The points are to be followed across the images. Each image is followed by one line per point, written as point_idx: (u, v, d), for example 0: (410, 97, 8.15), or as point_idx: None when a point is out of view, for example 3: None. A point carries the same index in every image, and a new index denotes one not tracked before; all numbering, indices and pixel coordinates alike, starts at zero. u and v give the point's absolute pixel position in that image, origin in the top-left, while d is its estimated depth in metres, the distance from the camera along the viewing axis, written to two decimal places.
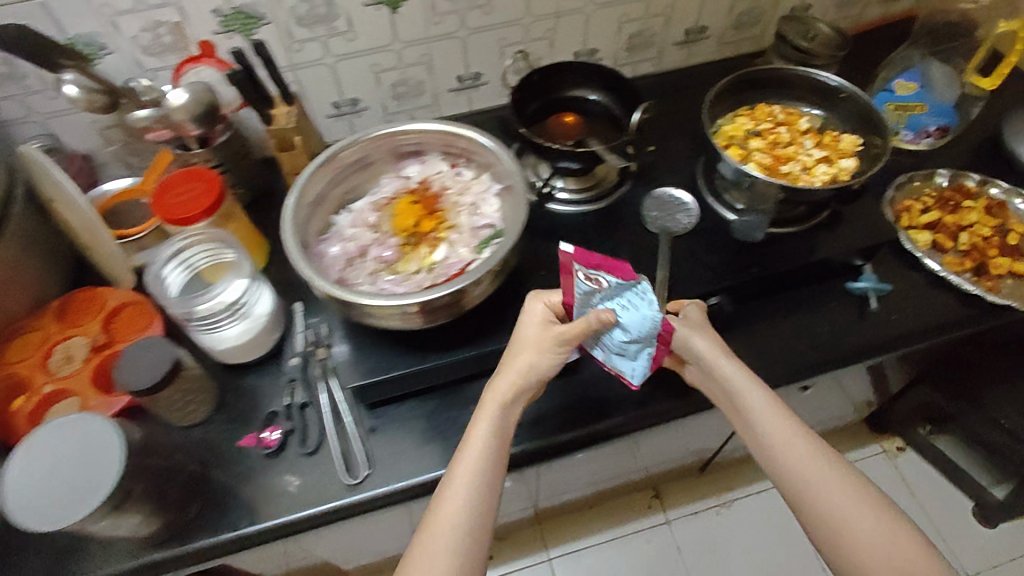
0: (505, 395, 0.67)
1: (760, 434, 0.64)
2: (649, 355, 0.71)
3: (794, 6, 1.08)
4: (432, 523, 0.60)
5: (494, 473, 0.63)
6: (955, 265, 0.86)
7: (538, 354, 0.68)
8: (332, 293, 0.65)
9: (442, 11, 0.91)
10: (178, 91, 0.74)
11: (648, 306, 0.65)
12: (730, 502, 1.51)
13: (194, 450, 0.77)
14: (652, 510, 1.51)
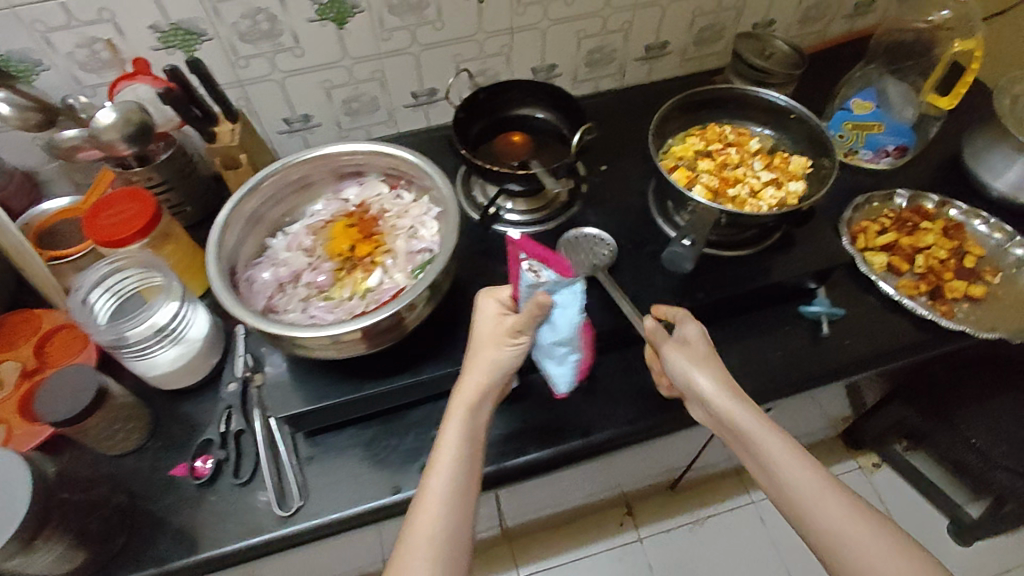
0: (469, 398, 0.65)
1: (768, 467, 0.59)
2: (574, 360, 0.72)
3: (757, 22, 1.07)
4: (408, 543, 0.56)
5: (469, 479, 0.61)
6: (910, 288, 0.85)
7: (497, 348, 0.66)
8: (255, 323, 0.63)
9: (391, 27, 0.89)
10: (107, 111, 0.72)
11: (576, 305, 0.65)
12: (705, 518, 1.45)
13: (124, 481, 0.75)
14: (624, 529, 1.43)
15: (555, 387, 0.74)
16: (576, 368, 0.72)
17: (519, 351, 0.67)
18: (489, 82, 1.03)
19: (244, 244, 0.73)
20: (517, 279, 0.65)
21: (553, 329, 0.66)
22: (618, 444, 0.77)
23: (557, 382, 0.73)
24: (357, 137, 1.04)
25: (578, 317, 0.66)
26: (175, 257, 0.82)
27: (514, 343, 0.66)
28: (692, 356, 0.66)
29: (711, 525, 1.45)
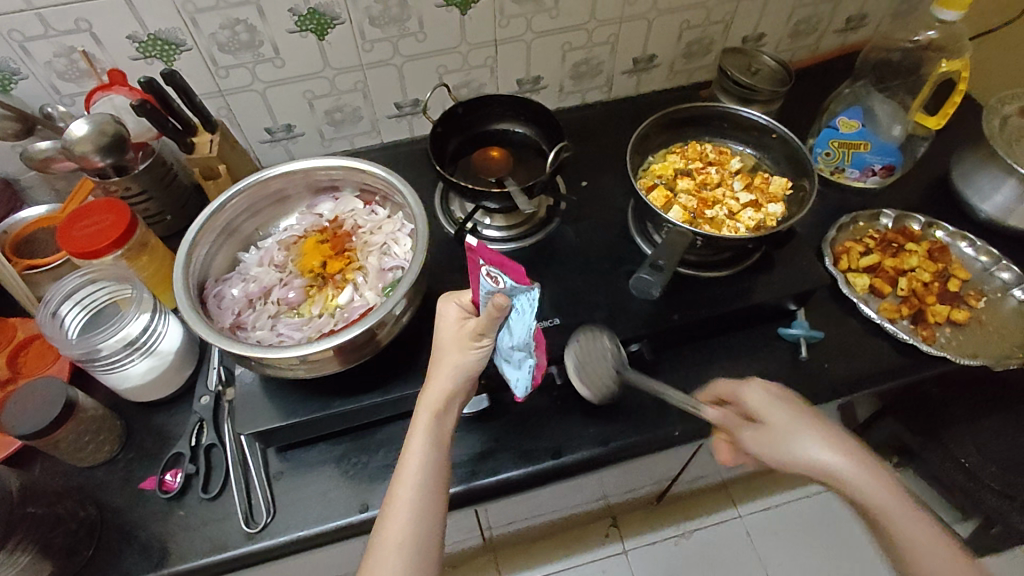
0: (436, 402, 0.62)
1: (916, 554, 0.52)
2: (532, 365, 0.66)
3: (746, 35, 1.06)
4: (377, 551, 0.56)
5: (437, 484, 0.59)
6: (892, 312, 0.84)
7: (460, 352, 0.62)
8: (218, 341, 0.62)
9: (373, 39, 0.89)
10: (80, 123, 0.72)
11: (530, 312, 0.59)
12: (691, 532, 1.40)
13: (93, 492, 0.74)
14: (609, 540, 1.38)
15: (513, 389, 0.69)
16: (533, 372, 0.67)
17: (484, 355, 0.63)
18: (473, 94, 1.02)
19: (215, 258, 0.73)
20: (478, 285, 0.61)
21: (512, 331, 0.61)
22: (592, 465, 0.76)
23: (514, 384, 0.68)
24: (340, 146, 1.04)
25: (532, 325, 0.60)
26: (151, 268, 0.82)
27: (478, 347, 0.62)
28: (800, 426, 0.59)
29: (697, 540, 1.39)
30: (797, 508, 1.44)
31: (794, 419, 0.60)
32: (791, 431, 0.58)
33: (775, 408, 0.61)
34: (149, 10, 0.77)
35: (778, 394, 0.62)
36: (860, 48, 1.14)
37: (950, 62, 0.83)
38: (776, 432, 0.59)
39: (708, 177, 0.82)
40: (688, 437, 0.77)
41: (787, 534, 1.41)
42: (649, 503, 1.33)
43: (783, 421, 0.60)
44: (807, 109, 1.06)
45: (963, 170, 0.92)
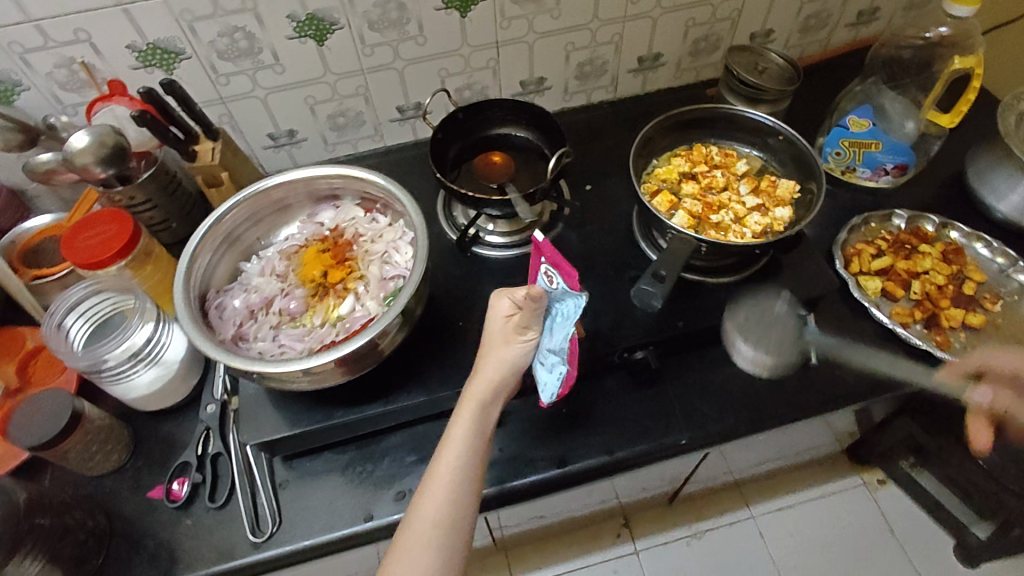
0: (481, 393, 0.63)
1: None
2: (562, 374, 0.66)
3: (754, 32, 1.03)
4: (413, 526, 0.57)
5: (473, 472, 0.60)
6: (904, 316, 0.82)
7: (507, 345, 0.65)
8: (219, 352, 0.61)
9: (373, 43, 0.88)
10: (81, 134, 0.72)
11: (571, 313, 0.60)
12: (703, 532, 1.37)
13: (101, 500, 0.74)
14: (621, 541, 1.37)
15: (541, 392, 0.69)
16: (561, 383, 0.66)
17: (528, 348, 0.65)
18: (476, 96, 1.01)
19: (217, 268, 0.73)
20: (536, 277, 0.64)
21: (555, 325, 0.63)
22: (598, 473, 0.75)
23: (543, 388, 0.68)
24: (344, 151, 1.03)
25: (569, 325, 0.60)
26: (158, 276, 0.81)
27: (524, 340, 0.64)
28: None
29: (708, 541, 1.37)
30: (808, 510, 1.39)
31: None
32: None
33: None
34: (148, 19, 0.77)
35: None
36: (873, 42, 1.11)
37: (963, 59, 0.80)
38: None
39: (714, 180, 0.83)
40: (696, 444, 0.76)
41: (799, 535, 1.37)
42: (662, 503, 1.31)
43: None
44: (818, 107, 1.03)
45: (979, 167, 0.90)
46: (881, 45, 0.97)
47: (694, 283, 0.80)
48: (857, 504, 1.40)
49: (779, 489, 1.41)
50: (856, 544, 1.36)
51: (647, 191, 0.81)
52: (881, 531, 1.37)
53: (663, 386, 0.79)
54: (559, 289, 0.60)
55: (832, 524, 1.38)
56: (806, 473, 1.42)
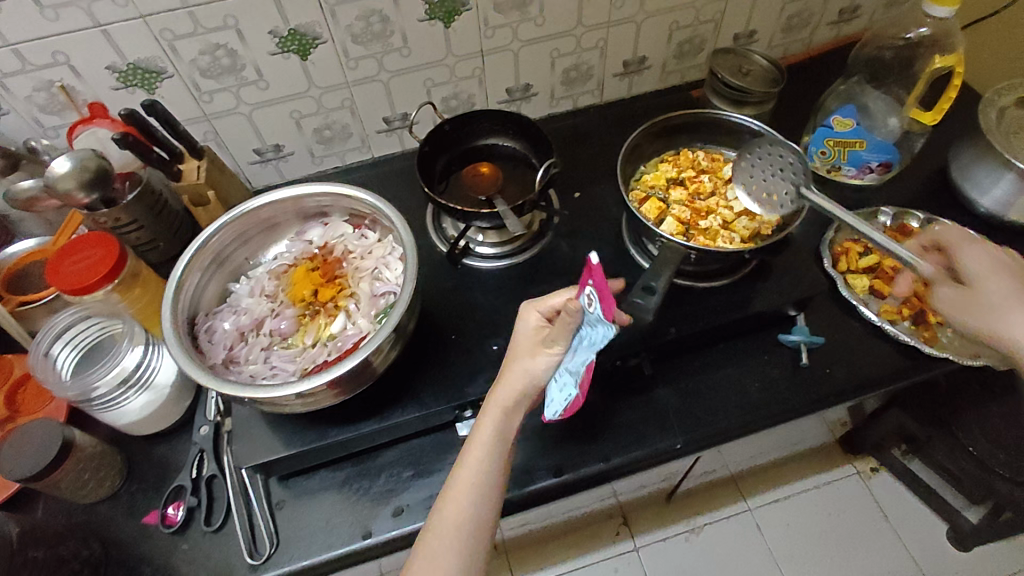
0: (505, 401, 0.63)
1: None
2: (571, 397, 0.63)
3: (738, 33, 1.04)
4: (436, 527, 0.60)
5: (495, 478, 0.62)
6: (892, 313, 0.83)
7: (533, 356, 0.64)
8: (206, 378, 0.61)
9: (356, 56, 0.87)
10: (62, 159, 0.72)
11: (597, 341, 0.57)
12: (702, 527, 1.36)
13: (95, 527, 0.73)
14: (621, 538, 1.35)
15: (547, 409, 0.67)
16: (567, 406, 0.64)
17: (550, 364, 0.63)
18: (462, 105, 1.00)
19: (206, 290, 0.73)
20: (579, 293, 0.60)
21: (581, 347, 0.60)
22: (594, 481, 0.75)
23: (549, 404, 0.66)
24: (331, 163, 1.02)
25: (593, 351, 0.58)
26: (147, 299, 0.80)
27: (547, 355, 0.63)
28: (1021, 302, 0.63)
29: (707, 535, 1.35)
30: (805, 502, 1.38)
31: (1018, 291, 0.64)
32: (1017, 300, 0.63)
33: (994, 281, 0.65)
34: (128, 39, 0.76)
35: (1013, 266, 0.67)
36: (856, 40, 1.12)
37: (944, 57, 0.81)
38: (985, 298, 0.64)
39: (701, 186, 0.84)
40: (690, 448, 0.76)
41: (798, 526, 1.35)
42: (661, 499, 1.30)
43: (1007, 286, 0.64)
44: (803, 107, 1.04)
45: (963, 162, 0.90)
46: (864, 43, 0.97)
47: (684, 288, 0.80)
48: (851, 493, 1.39)
49: (775, 482, 1.39)
50: (851, 534, 1.35)
51: (635, 199, 0.82)
52: (875, 519, 1.36)
53: (657, 391, 0.79)
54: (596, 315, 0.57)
55: (828, 514, 1.36)
56: (802, 465, 1.41)
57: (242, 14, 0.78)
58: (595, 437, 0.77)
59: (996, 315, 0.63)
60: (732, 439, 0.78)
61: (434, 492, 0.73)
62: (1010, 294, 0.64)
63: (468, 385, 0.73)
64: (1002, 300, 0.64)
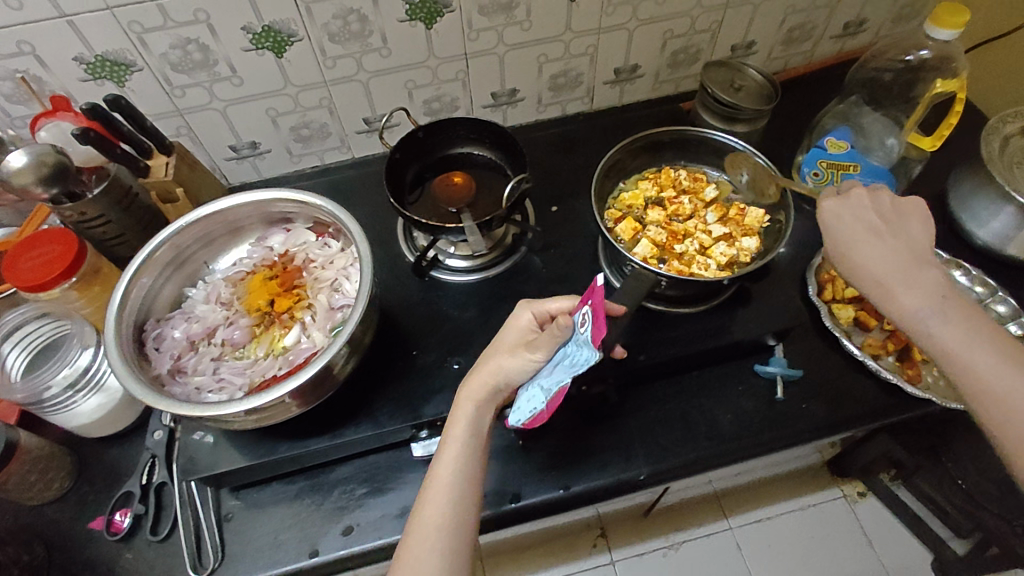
0: (477, 395, 0.61)
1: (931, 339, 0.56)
2: (535, 411, 0.58)
3: (735, 44, 1.00)
4: (415, 531, 0.55)
5: (474, 477, 0.58)
6: (875, 348, 0.79)
7: (512, 355, 0.61)
8: (140, 390, 0.60)
9: (334, 55, 0.84)
10: (18, 154, 0.69)
11: (579, 362, 0.54)
12: (679, 544, 1.21)
13: (42, 530, 0.72)
14: (597, 550, 1.21)
15: (511, 413, 0.61)
16: (530, 418, 0.58)
17: (527, 370, 0.60)
18: (445, 107, 0.97)
19: (161, 291, 0.74)
20: (578, 313, 0.58)
21: (559, 366, 0.57)
22: (552, 508, 0.72)
23: (515, 409, 0.60)
24: (309, 162, 1.00)
25: (570, 372, 0.54)
26: (106, 297, 0.78)
27: (526, 358, 0.60)
28: (858, 238, 0.61)
29: (686, 553, 1.20)
30: (786, 523, 1.22)
31: (859, 226, 0.62)
32: (855, 239, 0.61)
33: (832, 227, 0.63)
34: (93, 30, 0.72)
35: (864, 203, 0.63)
36: (860, 56, 1.08)
37: (945, 82, 0.77)
38: (831, 245, 0.63)
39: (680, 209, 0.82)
40: (654, 480, 0.74)
41: (781, 548, 1.20)
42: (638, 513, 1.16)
43: (844, 228, 0.62)
44: (798, 125, 1.01)
45: (961, 192, 0.86)
46: (866, 60, 0.93)
47: (657, 313, 0.78)
48: (837, 521, 1.22)
49: (758, 498, 1.24)
50: (836, 562, 1.18)
51: (611, 219, 0.81)
52: (858, 546, 1.20)
53: (624, 418, 0.77)
54: (585, 336, 0.55)
55: (811, 538, 1.20)
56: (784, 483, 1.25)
57: (213, 8, 0.74)
58: (557, 461, 0.74)
59: (844, 258, 0.62)
60: (699, 470, 0.76)
61: (386, 512, 0.71)
62: (847, 234, 0.62)
63: (425, 405, 0.72)
64: (842, 242, 0.62)
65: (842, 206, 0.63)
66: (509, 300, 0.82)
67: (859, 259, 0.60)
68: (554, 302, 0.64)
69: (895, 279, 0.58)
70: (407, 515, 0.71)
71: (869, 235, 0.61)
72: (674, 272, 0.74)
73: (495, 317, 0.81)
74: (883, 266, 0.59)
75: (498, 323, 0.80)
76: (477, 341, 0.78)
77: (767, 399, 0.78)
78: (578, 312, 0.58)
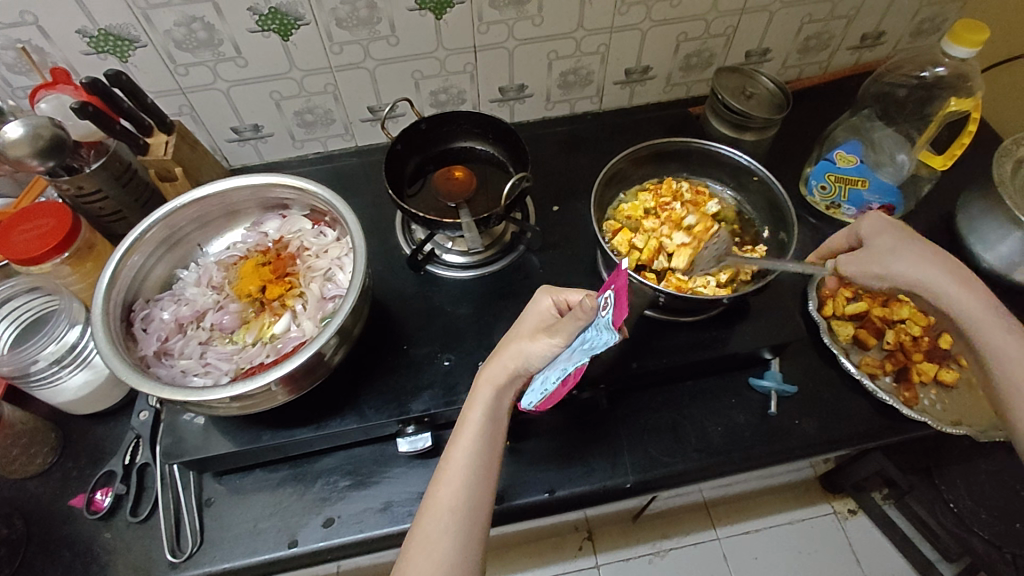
0: (497, 378, 0.60)
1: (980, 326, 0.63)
2: (549, 391, 0.55)
3: (750, 50, 0.98)
4: (429, 511, 0.54)
5: (490, 461, 0.57)
6: (873, 367, 0.78)
7: (532, 339, 0.59)
8: (125, 369, 0.59)
9: (341, 41, 0.82)
10: (15, 125, 0.67)
11: (597, 345, 0.49)
12: (666, 551, 1.20)
13: (22, 505, 0.72)
14: (583, 553, 1.20)
15: (526, 396, 0.59)
16: (540, 401, 0.56)
17: (547, 354, 0.58)
18: (453, 100, 0.96)
19: (151, 272, 0.74)
20: (603, 292, 0.51)
21: (579, 348, 0.52)
22: (537, 511, 0.72)
23: (529, 391, 0.59)
24: (312, 148, 0.98)
25: (588, 354, 0.50)
26: (99, 273, 0.78)
27: (546, 343, 0.57)
28: (912, 243, 0.66)
29: (673, 560, 1.19)
30: (774, 537, 1.21)
31: (905, 232, 0.67)
32: (909, 243, 0.66)
33: (883, 231, 0.67)
34: (97, 4, 0.71)
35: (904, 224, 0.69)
36: (876, 68, 1.06)
37: (960, 101, 0.76)
38: (875, 250, 0.67)
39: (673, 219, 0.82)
40: (641, 488, 0.73)
41: (768, 560, 1.19)
42: (627, 519, 1.14)
43: (893, 232, 0.67)
44: (808, 137, 0.99)
45: (970, 215, 0.85)
46: (881, 74, 0.91)
47: (653, 320, 0.77)
48: (825, 536, 1.21)
49: (748, 510, 1.22)
50: None
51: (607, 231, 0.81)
52: (845, 561, 1.18)
53: (613, 424, 0.76)
54: (605, 318, 0.49)
55: (799, 552, 1.19)
56: (776, 496, 1.23)
57: None
58: (542, 465, 0.73)
59: (900, 259, 0.65)
60: (686, 482, 0.75)
61: (368, 506, 0.71)
62: (898, 238, 0.66)
63: (412, 400, 0.72)
64: (888, 247, 0.66)
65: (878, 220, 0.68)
66: (505, 298, 0.81)
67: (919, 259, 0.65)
68: (574, 292, 0.61)
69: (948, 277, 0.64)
70: (390, 509, 0.70)
71: (920, 242, 0.66)
72: (671, 288, 0.74)
73: (490, 315, 0.80)
74: (939, 268, 0.64)
75: (491, 322, 0.79)
76: (471, 339, 0.77)
77: (760, 413, 0.77)
78: (602, 290, 0.51)
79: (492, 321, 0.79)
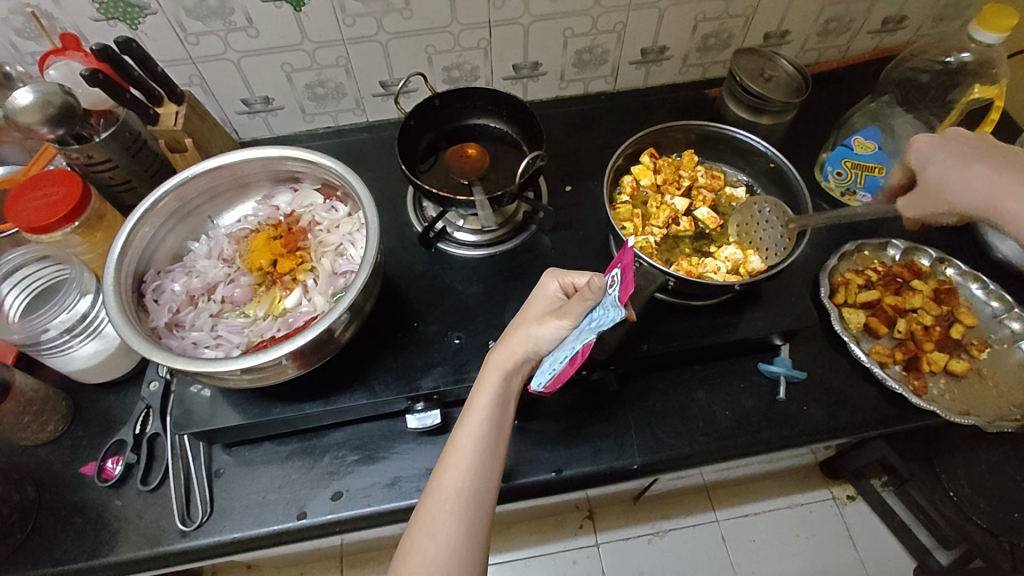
0: (506, 359, 0.59)
1: None
2: (557, 370, 0.54)
3: (769, 32, 0.96)
4: (434, 491, 0.55)
5: (495, 444, 0.57)
6: (883, 355, 0.77)
7: (540, 322, 0.59)
8: (136, 339, 0.59)
9: (355, 13, 0.81)
10: (24, 91, 0.66)
11: (603, 323, 0.48)
12: (665, 531, 1.21)
13: (34, 472, 0.72)
14: (583, 532, 1.21)
15: (535, 377, 0.58)
16: (549, 382, 0.56)
17: (557, 337, 0.57)
18: (465, 76, 0.94)
19: (163, 244, 0.74)
20: (609, 271, 0.50)
21: (586, 328, 0.52)
22: (544, 490, 0.72)
23: (538, 373, 0.58)
24: (323, 122, 0.97)
25: (595, 331, 0.49)
26: (108, 244, 0.77)
27: (555, 325, 0.57)
28: (963, 162, 0.55)
29: (672, 541, 1.20)
30: (773, 521, 1.22)
31: (965, 149, 0.56)
32: (963, 163, 0.55)
33: (933, 160, 0.57)
34: None
35: (965, 139, 0.58)
36: (896, 54, 1.04)
37: (983, 89, 0.75)
38: (927, 184, 0.59)
39: (686, 194, 0.84)
40: (647, 470, 0.73)
41: (767, 543, 1.20)
42: (628, 500, 1.15)
43: (945, 157, 0.57)
44: (825, 122, 0.98)
45: None
46: (902, 59, 0.90)
47: (664, 304, 0.77)
48: (822, 521, 1.21)
49: (748, 493, 1.23)
50: (818, 561, 1.18)
51: (620, 185, 0.84)
52: (841, 546, 1.20)
53: (619, 405, 0.76)
54: (612, 296, 0.48)
55: (796, 536, 1.20)
56: (776, 480, 1.24)
57: None
58: (550, 444, 0.73)
59: (947, 187, 0.56)
60: (692, 466, 0.75)
61: (376, 481, 0.71)
62: (948, 161, 0.56)
63: (422, 377, 0.72)
64: (936, 177, 0.57)
65: (926, 146, 0.60)
66: (515, 278, 0.81)
67: (978, 180, 0.53)
68: (581, 275, 0.61)
69: (1007, 185, 0.51)
70: (399, 485, 0.71)
71: (982, 156, 0.54)
72: (681, 272, 0.74)
73: (500, 294, 0.79)
74: (997, 179, 0.52)
75: (501, 301, 0.79)
76: (480, 318, 0.77)
77: (769, 399, 0.77)
78: (608, 270, 0.50)
79: (502, 300, 0.79)
